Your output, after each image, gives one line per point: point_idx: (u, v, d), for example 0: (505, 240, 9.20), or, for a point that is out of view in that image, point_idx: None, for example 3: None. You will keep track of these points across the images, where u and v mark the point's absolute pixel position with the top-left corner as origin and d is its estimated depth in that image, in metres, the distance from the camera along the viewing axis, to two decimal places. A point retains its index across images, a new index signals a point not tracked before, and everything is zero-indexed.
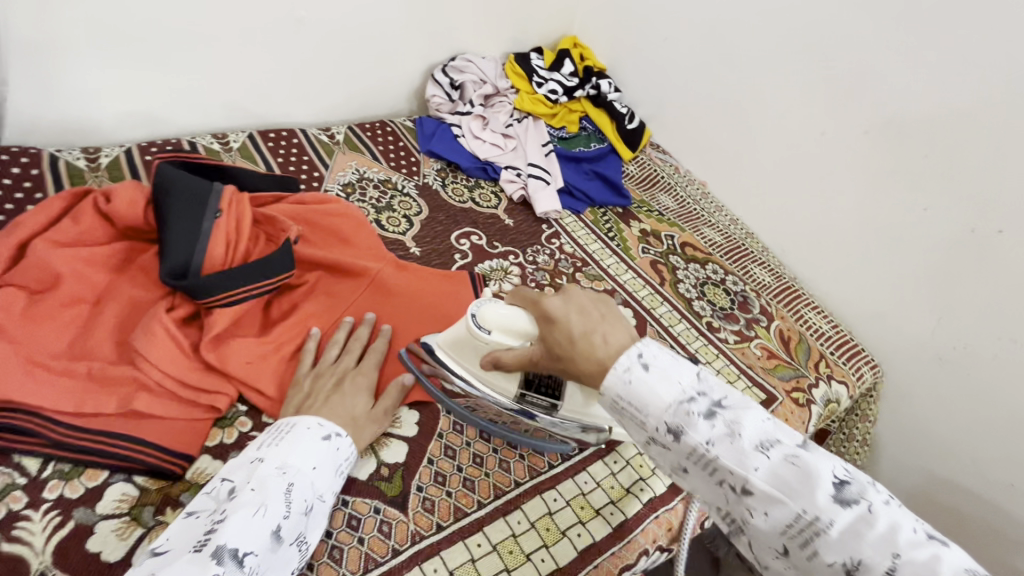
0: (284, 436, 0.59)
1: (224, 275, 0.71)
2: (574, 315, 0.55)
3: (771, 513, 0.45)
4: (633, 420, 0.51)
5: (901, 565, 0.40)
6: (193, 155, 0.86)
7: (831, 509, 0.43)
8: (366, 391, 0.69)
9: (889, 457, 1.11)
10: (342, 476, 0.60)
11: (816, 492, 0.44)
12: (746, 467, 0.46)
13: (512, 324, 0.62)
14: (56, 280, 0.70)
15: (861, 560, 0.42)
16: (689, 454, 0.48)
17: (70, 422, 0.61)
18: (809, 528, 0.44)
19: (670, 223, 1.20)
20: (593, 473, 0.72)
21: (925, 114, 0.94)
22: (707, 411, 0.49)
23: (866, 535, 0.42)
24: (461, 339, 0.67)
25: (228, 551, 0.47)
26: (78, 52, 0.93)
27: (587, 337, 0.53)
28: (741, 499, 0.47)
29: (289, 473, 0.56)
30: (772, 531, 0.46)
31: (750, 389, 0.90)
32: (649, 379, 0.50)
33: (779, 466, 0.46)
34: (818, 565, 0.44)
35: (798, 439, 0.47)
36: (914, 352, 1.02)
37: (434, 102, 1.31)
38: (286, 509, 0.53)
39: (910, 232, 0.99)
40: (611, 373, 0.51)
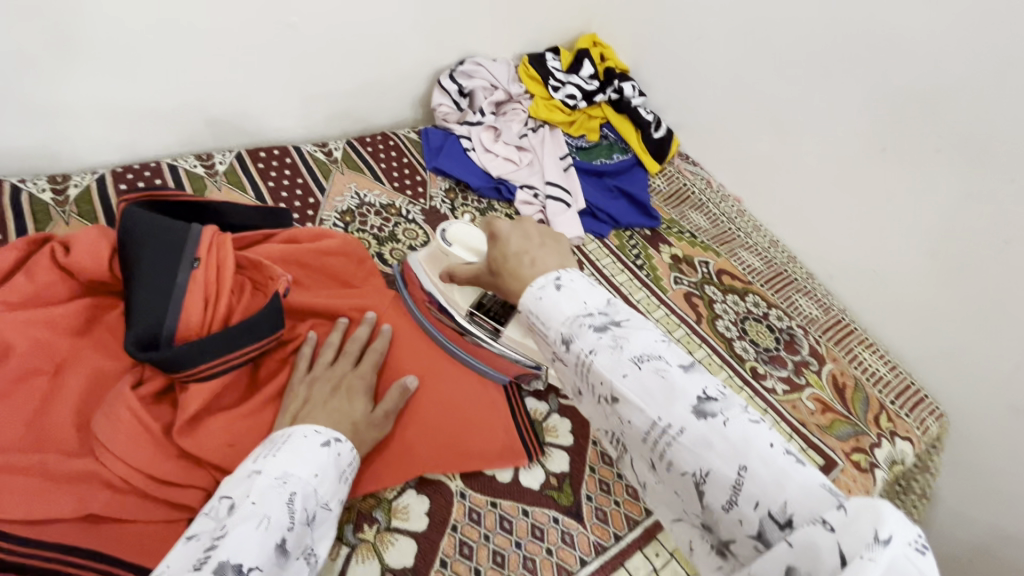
0: (282, 445, 0.52)
1: (203, 343, 0.60)
2: (515, 237, 0.56)
3: (633, 421, 0.41)
4: (540, 335, 0.48)
5: (746, 479, 0.35)
6: (168, 192, 0.74)
7: (684, 417, 0.39)
8: (364, 395, 0.63)
9: (947, 510, 0.99)
10: (346, 485, 0.55)
11: (674, 402, 0.39)
12: (616, 374, 0.42)
13: (473, 243, 0.74)
14: (6, 351, 0.59)
15: (711, 471, 0.37)
16: (575, 365, 0.44)
17: (16, 534, 0.51)
18: (663, 437, 0.39)
19: (703, 247, 1.08)
20: (632, 570, 0.62)
21: (1014, 132, 0.81)
22: (600, 324, 0.44)
23: (719, 448, 0.37)
24: (436, 254, 0.77)
25: (232, 567, 0.39)
26: (40, 71, 0.82)
27: (519, 257, 0.54)
28: (612, 409, 0.42)
29: (290, 482, 0.49)
30: (636, 441, 0.41)
31: (805, 452, 0.79)
32: (559, 298, 0.47)
33: (647, 375, 0.41)
34: (673, 478, 0.39)
35: (682, 359, 0.42)
36: (984, 398, 0.91)
37: (440, 111, 1.19)
38: (291, 520, 0.46)
39: (988, 266, 0.87)
40: (527, 290, 0.49)
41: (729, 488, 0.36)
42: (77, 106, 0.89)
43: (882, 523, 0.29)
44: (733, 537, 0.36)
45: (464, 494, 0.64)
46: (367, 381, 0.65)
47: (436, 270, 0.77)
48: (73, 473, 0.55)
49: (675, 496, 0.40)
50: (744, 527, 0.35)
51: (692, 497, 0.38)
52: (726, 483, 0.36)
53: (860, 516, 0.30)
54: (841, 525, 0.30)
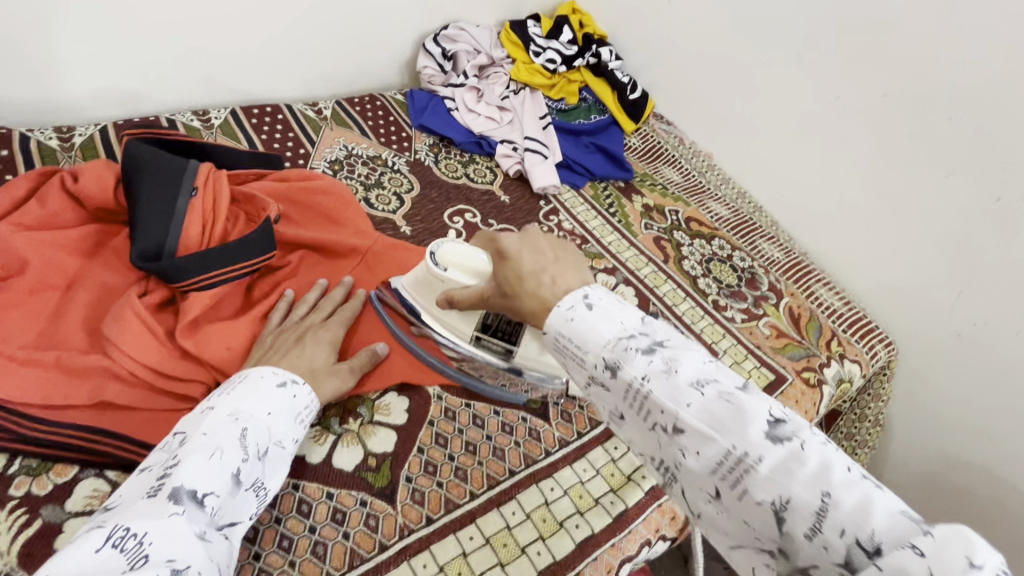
0: (237, 386, 0.54)
1: (200, 256, 0.67)
2: (527, 253, 0.52)
3: (703, 452, 0.39)
4: (573, 358, 0.46)
5: (832, 506, 0.33)
6: (169, 133, 0.81)
7: (760, 443, 0.37)
8: (329, 344, 0.65)
9: (901, 436, 1.06)
10: (302, 425, 0.56)
11: (746, 426, 0.38)
12: (677, 403, 0.40)
13: (467, 260, 0.60)
14: (24, 265, 0.66)
15: (791, 499, 0.35)
16: (625, 393, 0.43)
17: (39, 416, 0.59)
18: (738, 467, 0.37)
19: (674, 198, 1.15)
20: (592, 459, 0.68)
21: (950, 75, 0.87)
22: (646, 347, 0.43)
23: (800, 474, 0.35)
24: (423, 278, 0.66)
25: (186, 491, 0.42)
26: (42, 24, 0.88)
27: (537, 276, 0.50)
28: (673, 439, 0.40)
29: (243, 419, 0.50)
30: (702, 473, 0.39)
31: (757, 369, 0.85)
32: (592, 317, 0.45)
33: (712, 400, 0.39)
34: (747, 508, 0.37)
35: (739, 381, 0.41)
36: (931, 328, 0.98)
37: (425, 73, 1.24)
38: (244, 453, 0.48)
39: (930, 202, 0.93)
40: (554, 310, 0.47)
41: (813, 517, 0.34)
42: (79, 61, 0.94)
43: (974, 550, 0.29)
44: (817, 564, 0.34)
45: (441, 397, 0.70)
46: (338, 333, 0.67)
47: (431, 295, 0.66)
48: (85, 367, 0.62)
49: (745, 532, 0.38)
50: (830, 556, 0.33)
51: (769, 527, 0.36)
52: (808, 511, 0.34)
53: (952, 544, 0.29)
54: (933, 550, 0.29)
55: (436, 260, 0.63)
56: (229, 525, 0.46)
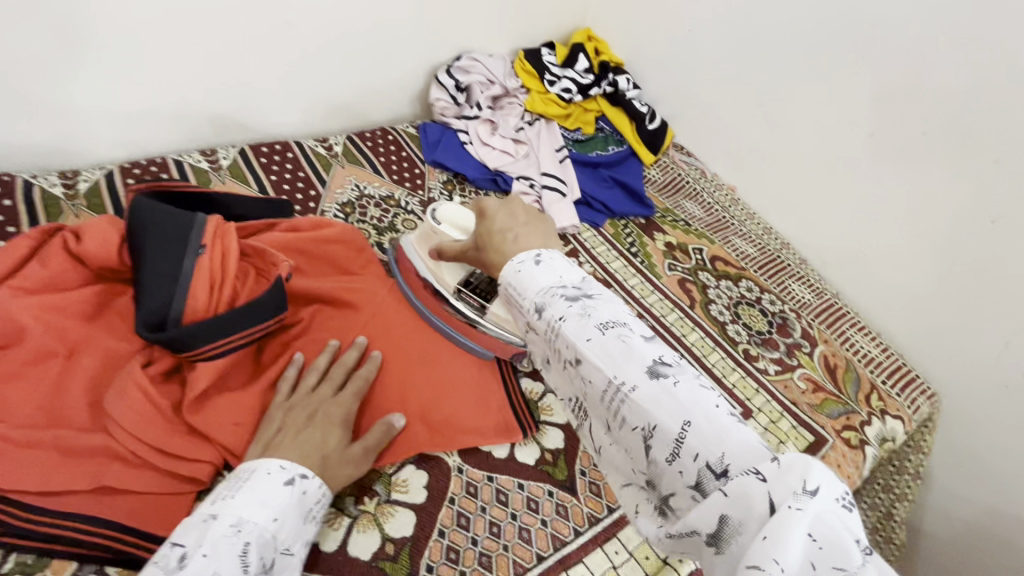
0: (242, 486, 0.50)
1: (208, 324, 0.63)
2: (501, 215, 0.62)
3: (594, 381, 0.45)
4: (516, 303, 0.53)
5: (689, 433, 0.39)
6: (175, 184, 0.77)
7: (638, 376, 0.43)
8: (341, 423, 0.61)
9: (942, 490, 1.00)
10: (312, 523, 0.53)
11: (631, 363, 0.43)
12: (581, 339, 0.46)
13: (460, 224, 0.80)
14: (22, 334, 0.62)
15: (658, 426, 0.41)
16: (546, 330, 0.49)
17: (37, 504, 0.55)
18: (618, 395, 0.43)
19: (697, 234, 1.10)
20: (625, 540, 0.64)
21: (998, 115, 0.82)
22: (573, 296, 0.49)
23: (668, 405, 0.41)
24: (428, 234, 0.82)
25: None
26: (48, 69, 0.85)
27: (503, 234, 0.60)
28: (575, 370, 0.47)
29: (245, 532, 0.47)
30: (596, 401, 0.45)
31: (795, 430, 0.81)
32: (538, 271, 0.53)
33: (610, 340, 0.45)
34: (625, 434, 0.43)
35: (645, 331, 0.46)
36: (975, 378, 0.92)
37: (438, 106, 1.20)
38: (244, 575, 0.45)
39: (973, 246, 0.88)
40: (509, 264, 0.55)
41: (672, 442, 0.40)
42: (85, 104, 0.92)
43: (811, 476, 0.33)
44: (674, 490, 0.40)
45: (462, 469, 0.66)
46: (351, 406, 0.63)
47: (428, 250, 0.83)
48: (88, 448, 0.58)
49: (626, 457, 0.44)
50: (684, 477, 0.39)
51: (641, 452, 0.42)
52: (669, 437, 0.40)
53: (790, 469, 0.34)
54: (771, 474, 0.34)
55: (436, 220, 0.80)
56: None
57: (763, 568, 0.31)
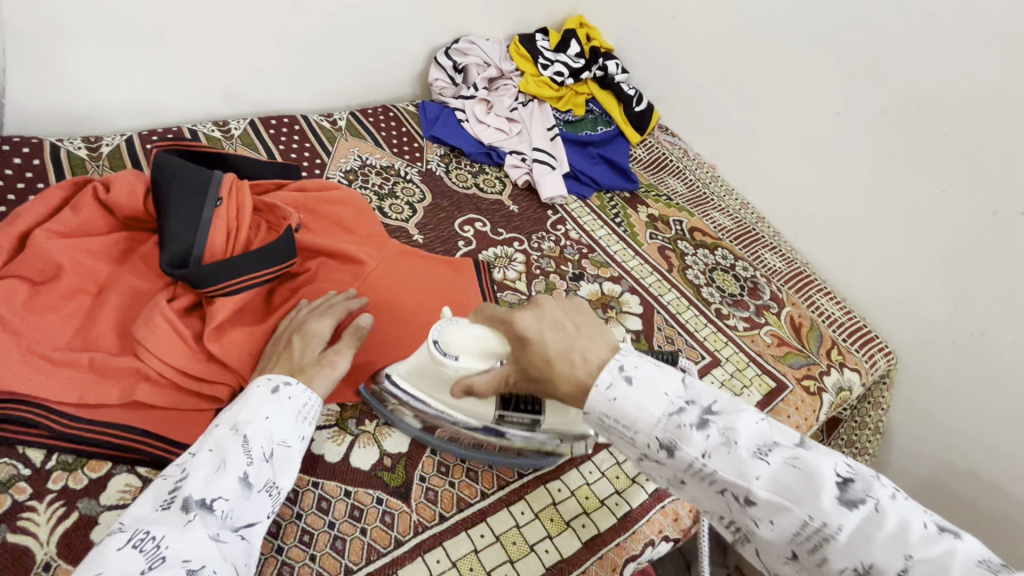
0: (236, 399, 0.58)
1: (224, 263, 0.70)
2: (549, 333, 0.52)
3: (778, 522, 0.42)
4: (622, 435, 0.48)
5: (915, 565, 0.38)
6: (194, 144, 0.85)
7: (838, 513, 0.40)
8: (317, 337, 0.66)
9: (902, 445, 1.07)
10: (306, 422, 0.59)
11: (820, 495, 0.41)
12: (746, 477, 0.43)
13: (481, 344, 0.57)
14: (58, 270, 0.69)
15: (874, 565, 0.39)
16: (686, 468, 0.45)
17: (75, 414, 0.62)
18: (819, 534, 0.41)
19: (678, 208, 1.18)
20: (598, 462, 0.71)
21: (949, 92, 0.90)
22: (700, 422, 0.45)
23: (878, 538, 0.39)
24: (424, 366, 0.63)
25: (194, 500, 0.47)
26: (75, 40, 0.92)
27: (566, 355, 0.51)
28: (744, 509, 0.44)
29: (242, 427, 0.54)
30: (779, 541, 0.43)
31: (759, 377, 0.89)
32: (634, 392, 0.47)
33: (781, 471, 0.43)
34: (830, 573, 0.41)
35: (795, 437, 0.44)
36: (931, 339, 1.00)
37: (436, 86, 1.28)
38: (247, 457, 0.52)
39: (928, 215, 0.95)
40: (592, 395, 0.48)
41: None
42: (107, 74, 0.98)
43: None
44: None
45: None
46: (329, 325, 0.67)
47: (435, 383, 0.62)
48: (118, 368, 0.65)
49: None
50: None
51: None
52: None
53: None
54: None
55: (442, 349, 0.59)
56: (247, 526, 0.50)
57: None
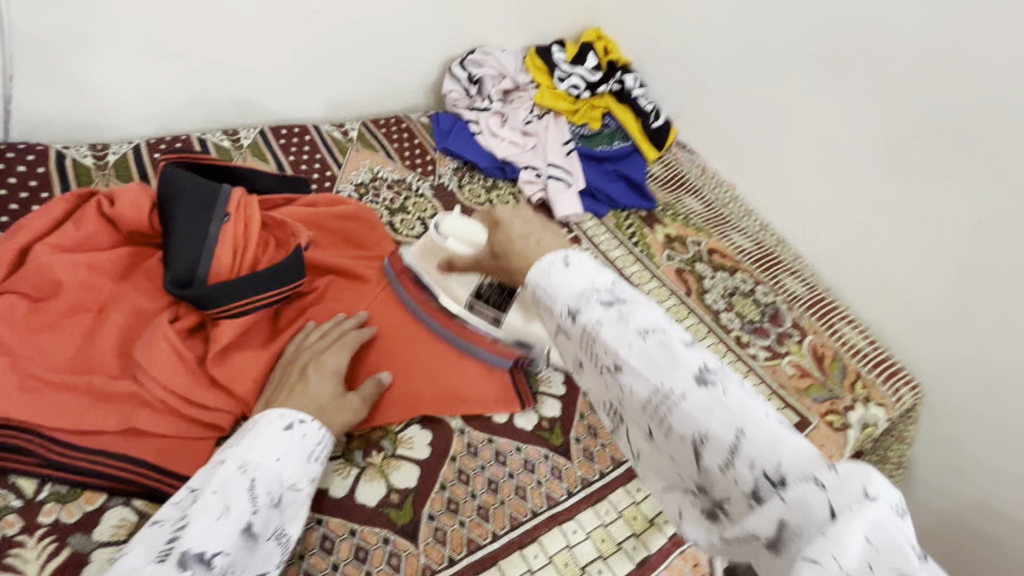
0: (245, 435, 0.55)
1: (230, 284, 0.68)
2: (516, 221, 0.57)
3: (636, 389, 0.41)
4: (545, 305, 0.47)
5: (743, 441, 0.36)
6: (202, 156, 0.82)
7: (686, 384, 0.39)
8: (334, 375, 0.65)
9: (925, 481, 1.04)
10: (316, 463, 0.57)
11: (678, 371, 0.40)
12: (621, 346, 0.42)
13: (470, 235, 0.70)
14: (58, 287, 0.66)
15: (710, 436, 0.37)
16: (579, 336, 0.45)
17: (70, 441, 0.59)
18: (665, 403, 0.40)
19: (696, 228, 1.15)
20: (615, 502, 0.68)
21: (986, 119, 0.86)
22: (608, 299, 0.44)
23: (720, 414, 0.37)
24: (429, 247, 0.76)
25: (193, 555, 0.43)
26: (84, 45, 0.90)
27: (524, 239, 0.54)
28: (614, 379, 0.42)
29: (250, 469, 0.51)
30: (637, 408, 0.42)
31: (782, 411, 0.85)
32: (569, 275, 0.46)
33: (652, 347, 0.41)
34: (673, 442, 0.40)
35: (688, 334, 0.42)
36: (959, 373, 0.96)
37: (450, 97, 1.26)
38: (254, 505, 0.49)
39: (960, 245, 0.92)
40: (536, 264, 0.48)
41: (726, 450, 0.37)
42: (116, 81, 0.96)
43: (870, 484, 0.31)
44: (728, 495, 0.37)
45: (463, 431, 0.70)
46: (345, 358, 0.67)
47: (432, 261, 0.76)
48: (117, 393, 0.62)
49: (672, 461, 0.41)
50: (739, 487, 0.36)
51: (689, 460, 0.39)
52: (723, 445, 0.37)
53: (849, 477, 0.32)
54: (832, 483, 0.32)
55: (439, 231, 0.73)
56: None
57: (821, 563, 0.29)
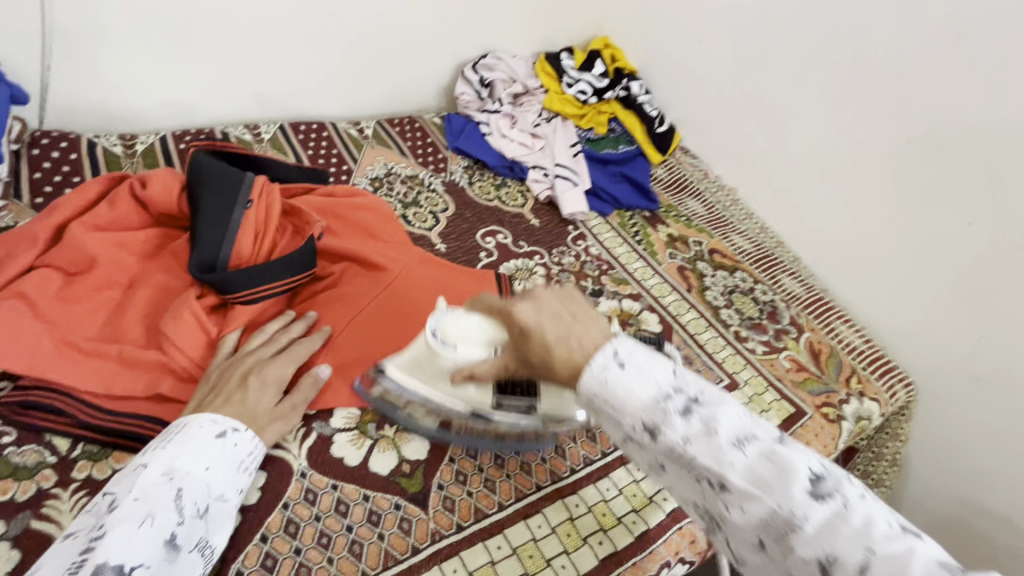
0: (172, 439, 0.54)
1: (250, 272, 0.71)
2: (546, 321, 0.48)
3: (748, 509, 0.40)
4: (609, 418, 0.45)
5: (876, 561, 0.35)
6: (228, 145, 0.87)
7: (804, 503, 0.38)
8: (276, 384, 0.64)
9: (920, 479, 1.05)
10: (246, 473, 0.57)
11: (791, 486, 0.39)
12: (722, 464, 0.41)
13: (478, 333, 0.56)
14: (91, 262, 0.70)
15: (837, 558, 0.37)
16: (665, 452, 0.43)
17: (99, 404, 0.63)
18: (786, 524, 0.38)
19: (698, 229, 1.19)
20: (616, 479, 0.70)
21: (976, 125, 0.90)
22: (683, 407, 0.43)
23: (845, 532, 0.37)
24: (419, 356, 0.60)
25: (111, 568, 0.43)
26: (117, 39, 0.95)
27: (564, 342, 0.46)
28: (718, 495, 0.42)
29: (177, 478, 0.51)
30: (747, 526, 0.41)
31: (778, 402, 0.88)
32: (626, 377, 0.44)
33: (756, 461, 0.40)
34: (793, 562, 0.39)
35: (775, 432, 0.42)
36: (952, 371, 0.98)
37: (462, 99, 1.31)
38: (179, 515, 0.49)
39: (954, 246, 0.95)
40: (588, 371, 0.44)
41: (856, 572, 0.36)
42: (146, 75, 1.01)
43: None
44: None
45: None
46: (290, 368, 0.66)
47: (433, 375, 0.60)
48: (143, 362, 0.65)
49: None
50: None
51: None
52: (852, 568, 0.36)
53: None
54: None
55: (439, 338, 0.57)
56: None
57: None
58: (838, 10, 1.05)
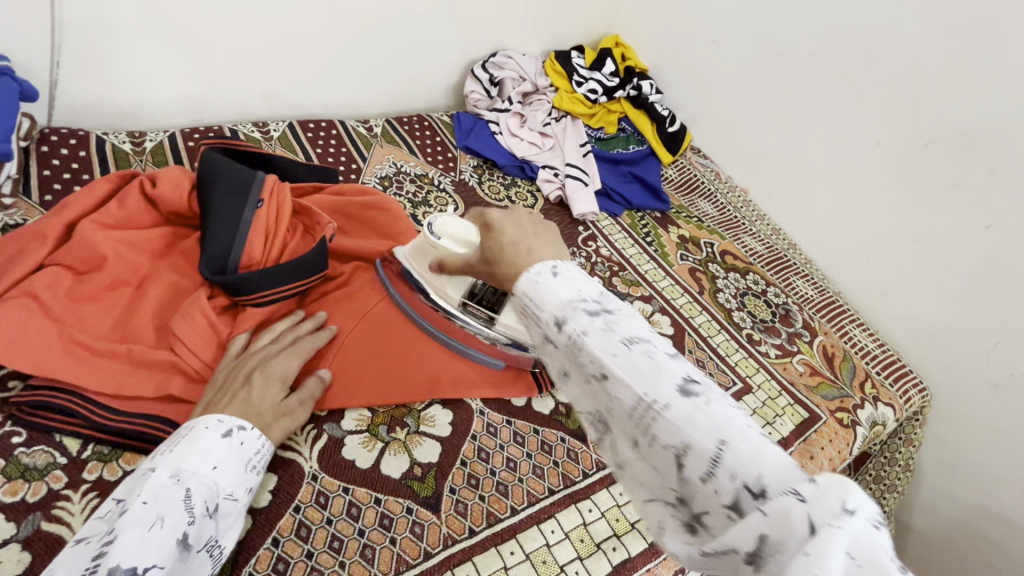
0: (179, 441, 0.53)
1: (261, 274, 0.70)
2: (509, 228, 0.53)
3: (620, 399, 0.40)
4: (530, 316, 0.46)
5: (725, 453, 0.35)
6: (240, 143, 0.86)
7: (669, 394, 0.38)
8: (281, 380, 0.62)
9: (932, 486, 1.04)
10: (254, 472, 0.56)
11: (664, 379, 0.38)
12: (606, 353, 0.40)
13: (459, 233, 0.64)
14: (101, 260, 0.69)
15: (691, 446, 0.36)
16: (564, 346, 0.43)
17: (109, 404, 0.62)
18: (649, 413, 0.38)
19: (710, 230, 1.17)
20: None
21: (996, 129, 0.89)
22: (594, 310, 0.43)
23: (701, 422, 0.36)
24: (423, 246, 0.72)
25: (123, 571, 0.42)
26: (126, 37, 0.94)
27: (516, 245, 0.50)
28: (600, 388, 0.41)
29: (185, 479, 0.50)
30: (621, 420, 0.40)
31: (791, 407, 0.87)
32: (556, 283, 0.45)
33: (637, 356, 0.40)
34: (655, 452, 0.38)
35: (671, 346, 0.41)
36: (968, 377, 0.97)
37: (472, 97, 1.29)
38: (189, 515, 0.48)
39: (971, 250, 0.94)
40: (524, 275, 0.46)
41: (708, 461, 0.35)
42: (155, 72, 1.00)
43: (850, 498, 0.29)
44: (708, 509, 0.36)
45: (483, 412, 0.72)
46: (295, 364, 0.64)
47: (423, 261, 0.72)
48: (155, 362, 0.65)
49: (654, 472, 0.39)
50: (717, 492, 0.35)
51: (671, 472, 0.37)
52: (705, 457, 0.35)
53: (829, 490, 0.30)
54: (811, 496, 0.30)
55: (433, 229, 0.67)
56: None
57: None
58: (856, 10, 1.03)
